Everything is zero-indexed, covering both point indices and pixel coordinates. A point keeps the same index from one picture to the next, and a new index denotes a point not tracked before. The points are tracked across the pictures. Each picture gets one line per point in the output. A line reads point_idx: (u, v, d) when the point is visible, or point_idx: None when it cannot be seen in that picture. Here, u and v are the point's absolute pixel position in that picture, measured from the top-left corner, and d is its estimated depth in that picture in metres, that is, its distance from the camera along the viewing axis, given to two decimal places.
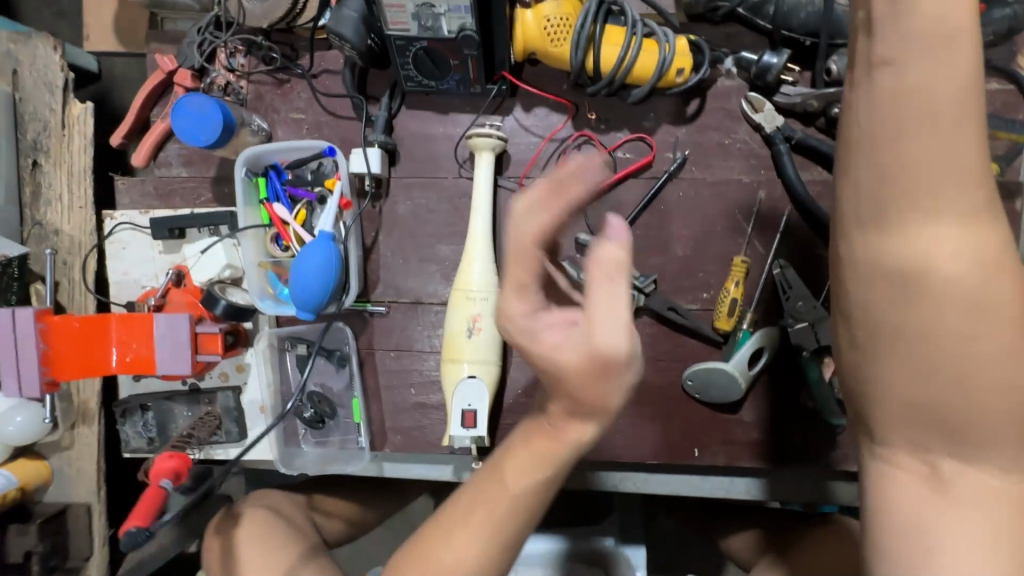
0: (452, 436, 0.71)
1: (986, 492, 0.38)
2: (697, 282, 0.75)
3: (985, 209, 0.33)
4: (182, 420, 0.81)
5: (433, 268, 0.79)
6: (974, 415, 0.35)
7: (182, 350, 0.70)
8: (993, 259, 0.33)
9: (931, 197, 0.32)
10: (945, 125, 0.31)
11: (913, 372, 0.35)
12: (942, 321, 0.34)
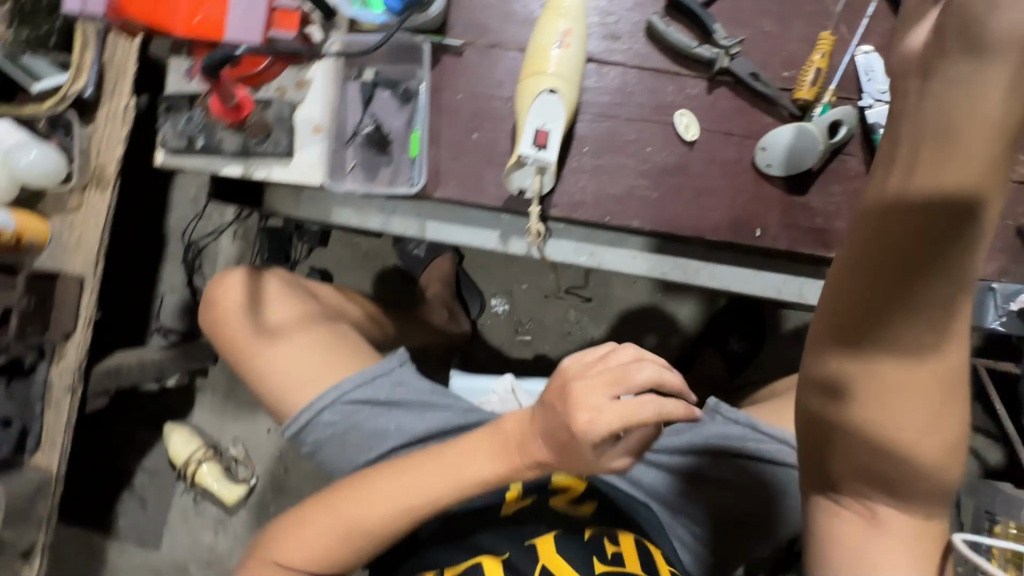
0: (522, 153, 0.69)
1: (912, 544, 0.52)
2: (780, 59, 0.75)
3: (943, 397, 0.46)
4: (224, 129, 0.76)
5: (502, 19, 0.78)
6: (914, 484, 0.49)
7: (255, 18, 0.68)
8: (938, 428, 0.46)
9: (896, 409, 0.46)
10: (906, 379, 0.44)
11: (869, 460, 0.48)
12: (906, 442, 0.46)
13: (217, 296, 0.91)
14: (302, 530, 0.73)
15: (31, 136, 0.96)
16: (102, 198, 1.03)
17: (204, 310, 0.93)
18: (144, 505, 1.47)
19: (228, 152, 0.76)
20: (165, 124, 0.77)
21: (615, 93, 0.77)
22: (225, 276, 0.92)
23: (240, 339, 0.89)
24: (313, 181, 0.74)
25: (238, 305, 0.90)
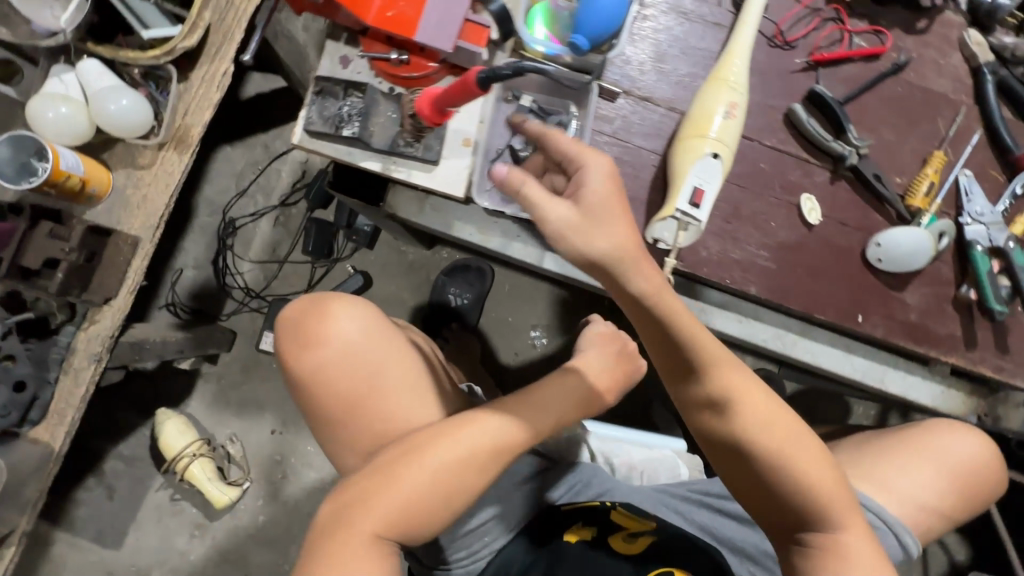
0: (678, 209, 0.72)
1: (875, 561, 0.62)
2: (895, 166, 0.83)
3: (783, 435, 0.63)
4: (377, 123, 0.74)
5: (655, 77, 0.81)
6: (829, 521, 0.62)
7: (450, 27, 0.68)
8: (798, 462, 0.63)
9: (757, 448, 0.63)
10: (748, 415, 0.63)
11: (779, 502, 0.63)
12: (784, 480, 0.62)
13: (314, 329, 0.75)
14: (388, 480, 0.61)
15: (121, 83, 0.89)
16: (178, 159, 0.95)
17: (295, 355, 0.75)
18: (111, 495, 1.32)
19: (376, 147, 0.74)
20: (313, 104, 0.75)
21: (747, 166, 0.82)
22: (324, 302, 0.76)
23: (365, 385, 0.73)
24: (459, 194, 0.74)
25: (349, 339, 0.74)
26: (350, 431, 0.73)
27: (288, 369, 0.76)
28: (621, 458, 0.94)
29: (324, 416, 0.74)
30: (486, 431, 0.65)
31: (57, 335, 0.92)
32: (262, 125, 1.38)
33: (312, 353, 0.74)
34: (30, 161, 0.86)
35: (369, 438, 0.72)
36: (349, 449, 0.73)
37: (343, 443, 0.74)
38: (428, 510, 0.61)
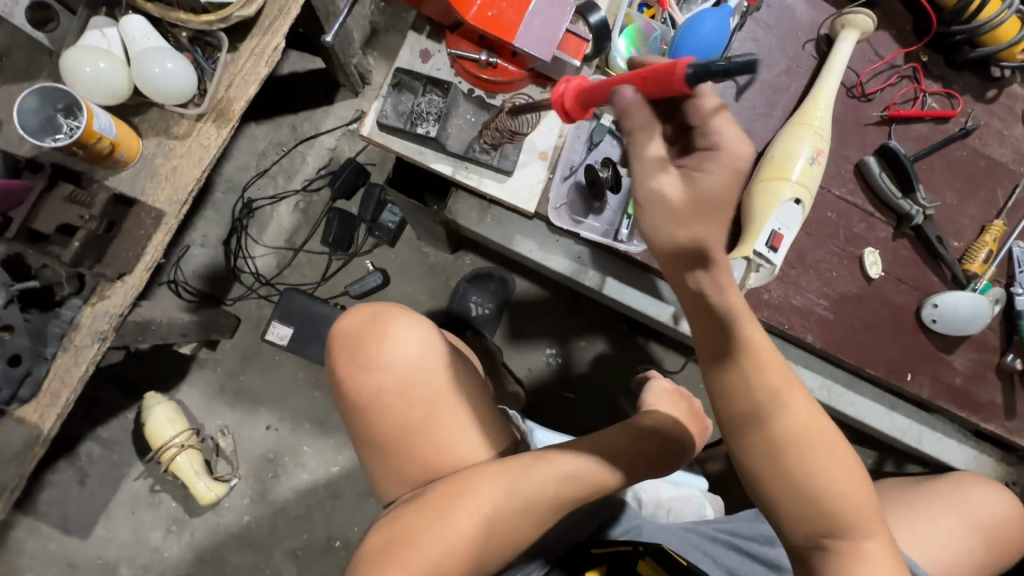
0: (755, 250, 0.71)
1: None
2: (953, 229, 0.83)
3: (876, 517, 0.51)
4: (455, 126, 0.71)
5: (735, 114, 0.80)
6: None
7: (550, 37, 0.66)
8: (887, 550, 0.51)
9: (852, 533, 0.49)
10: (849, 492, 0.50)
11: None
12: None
13: (375, 349, 0.73)
14: (434, 525, 0.62)
15: (167, 46, 0.83)
16: (215, 133, 0.88)
17: (352, 373, 0.74)
18: (84, 479, 1.23)
19: (450, 150, 0.70)
20: (389, 97, 0.71)
21: (814, 213, 0.81)
22: (384, 321, 0.75)
23: (422, 415, 0.71)
24: (531, 209, 0.71)
25: (409, 365, 0.73)
26: (396, 458, 0.72)
27: (342, 385, 0.74)
28: (650, 494, 0.91)
29: (373, 439, 0.73)
30: (536, 483, 0.65)
31: (60, 308, 0.84)
32: (292, 105, 1.32)
33: (370, 374, 0.73)
34: (54, 116, 0.80)
35: (416, 468, 0.71)
36: (393, 475, 0.72)
37: (386, 469, 0.72)
38: (471, 559, 0.61)
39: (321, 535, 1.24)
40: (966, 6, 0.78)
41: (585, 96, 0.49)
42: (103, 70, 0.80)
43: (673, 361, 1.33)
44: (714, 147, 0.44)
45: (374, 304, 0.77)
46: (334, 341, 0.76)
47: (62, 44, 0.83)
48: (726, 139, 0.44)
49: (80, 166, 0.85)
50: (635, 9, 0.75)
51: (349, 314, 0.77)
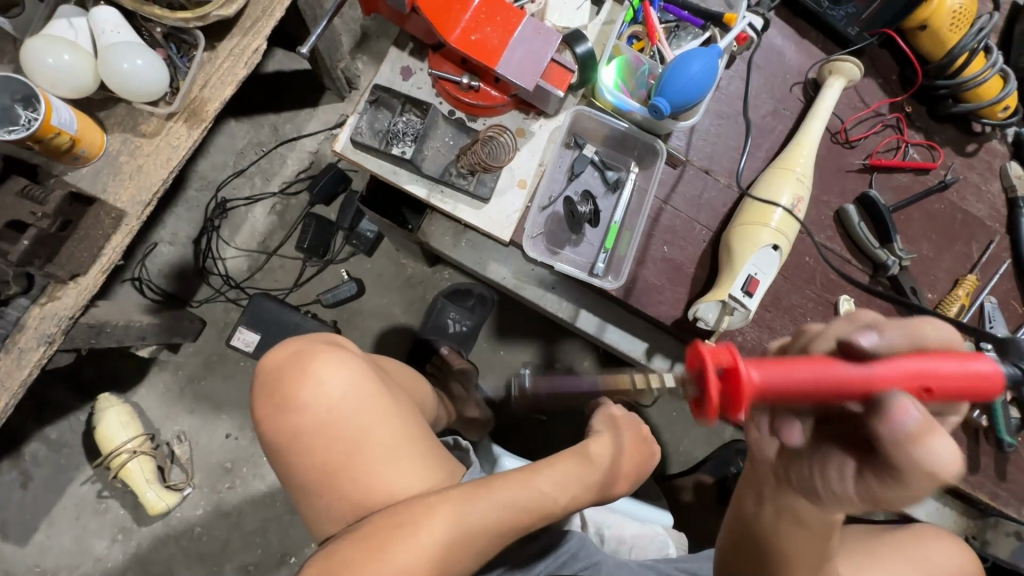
0: (730, 294, 0.69)
1: None
2: (928, 280, 0.83)
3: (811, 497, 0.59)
4: (431, 148, 0.69)
5: (719, 151, 0.79)
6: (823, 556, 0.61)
7: (534, 66, 0.65)
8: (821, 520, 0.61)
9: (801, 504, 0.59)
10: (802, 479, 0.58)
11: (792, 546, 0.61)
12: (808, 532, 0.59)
13: (295, 389, 0.70)
14: (374, 560, 0.58)
15: (139, 41, 0.79)
16: (185, 134, 0.84)
17: (271, 417, 0.70)
18: (27, 481, 1.17)
19: (425, 173, 0.68)
20: (365, 113, 0.69)
21: (793, 257, 0.81)
22: (305, 359, 0.71)
23: (342, 453, 0.68)
24: (506, 238, 0.68)
25: (331, 403, 0.69)
26: (324, 497, 0.68)
27: (262, 429, 0.71)
28: (613, 530, 0.90)
29: (297, 480, 0.70)
30: (474, 513, 0.62)
31: (5, 307, 0.80)
32: (274, 105, 1.28)
33: (290, 413, 0.69)
34: (12, 107, 0.76)
35: (344, 505, 0.68)
36: (322, 514, 0.69)
37: (315, 509, 0.69)
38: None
39: (275, 551, 1.19)
40: (953, 61, 0.79)
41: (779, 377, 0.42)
42: (67, 62, 0.76)
43: (649, 388, 1.33)
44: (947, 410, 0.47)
45: (297, 341, 0.74)
46: (255, 384, 0.73)
47: (28, 32, 0.79)
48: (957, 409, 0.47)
49: (38, 160, 0.81)
50: (625, 41, 0.74)
51: (272, 353, 0.73)
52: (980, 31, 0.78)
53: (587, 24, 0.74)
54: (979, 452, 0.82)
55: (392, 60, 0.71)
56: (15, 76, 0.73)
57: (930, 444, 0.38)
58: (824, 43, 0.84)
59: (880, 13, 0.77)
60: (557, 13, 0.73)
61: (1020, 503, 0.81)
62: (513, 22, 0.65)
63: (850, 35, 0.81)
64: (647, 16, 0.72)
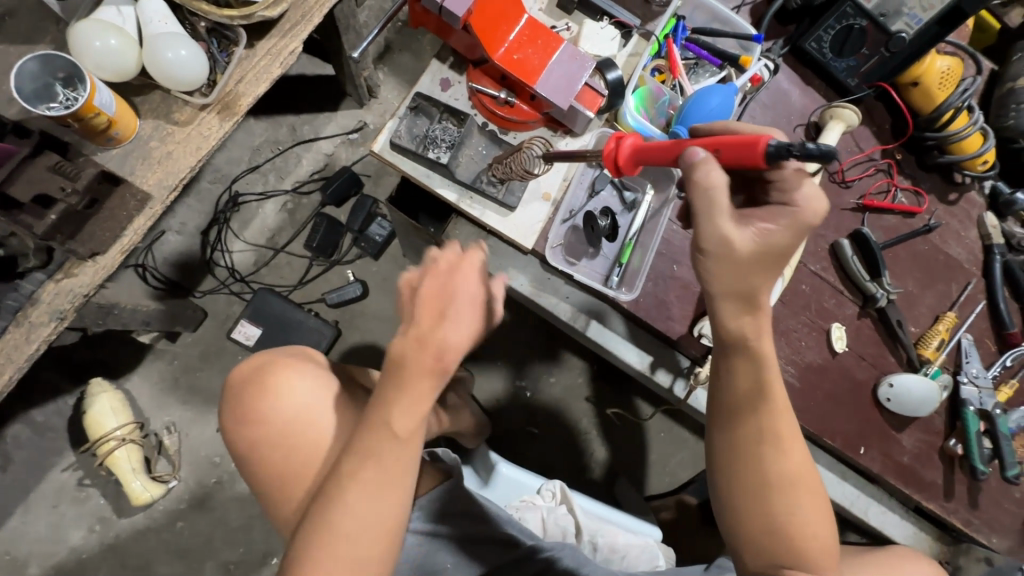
0: None
1: (799, 522, 0.60)
2: (912, 314, 0.89)
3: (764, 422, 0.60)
4: (465, 156, 0.73)
5: None
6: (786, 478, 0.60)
7: (570, 88, 0.70)
8: (767, 436, 0.60)
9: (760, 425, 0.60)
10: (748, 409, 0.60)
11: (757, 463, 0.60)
12: (774, 454, 0.60)
13: (255, 403, 0.68)
14: (326, 542, 0.57)
15: (183, 32, 0.82)
16: (217, 126, 0.86)
17: (234, 428, 0.69)
18: (6, 464, 1.14)
19: (458, 178, 0.72)
20: (404, 118, 0.73)
21: (791, 285, 0.86)
22: (266, 372, 0.69)
23: (298, 465, 0.66)
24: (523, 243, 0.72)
25: (289, 417, 0.68)
26: (284, 506, 0.67)
27: (227, 442, 0.70)
28: (606, 539, 0.91)
29: (263, 491, 0.69)
30: (370, 496, 0.57)
31: (21, 280, 0.80)
32: (295, 105, 1.31)
33: (247, 426, 0.68)
34: (53, 84, 0.78)
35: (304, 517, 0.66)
36: (287, 522, 0.67)
37: (280, 518, 0.68)
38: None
39: (258, 550, 1.17)
40: (940, 116, 0.86)
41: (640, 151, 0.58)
42: (113, 45, 0.78)
43: (640, 409, 1.37)
44: (790, 204, 0.54)
45: (263, 354, 0.73)
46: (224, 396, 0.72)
47: (77, 14, 0.81)
48: (800, 201, 0.53)
49: (70, 138, 0.82)
50: (648, 72, 0.79)
51: (242, 365, 0.73)
52: (966, 91, 0.85)
53: (616, 53, 0.80)
54: (954, 479, 0.87)
55: (434, 73, 0.76)
56: (58, 53, 0.75)
57: (696, 171, 0.51)
58: (826, 91, 0.91)
59: (878, 67, 0.86)
60: (591, 39, 0.79)
61: (989, 529, 0.87)
62: (554, 47, 0.70)
63: (850, 85, 0.88)
64: (670, 52, 0.78)
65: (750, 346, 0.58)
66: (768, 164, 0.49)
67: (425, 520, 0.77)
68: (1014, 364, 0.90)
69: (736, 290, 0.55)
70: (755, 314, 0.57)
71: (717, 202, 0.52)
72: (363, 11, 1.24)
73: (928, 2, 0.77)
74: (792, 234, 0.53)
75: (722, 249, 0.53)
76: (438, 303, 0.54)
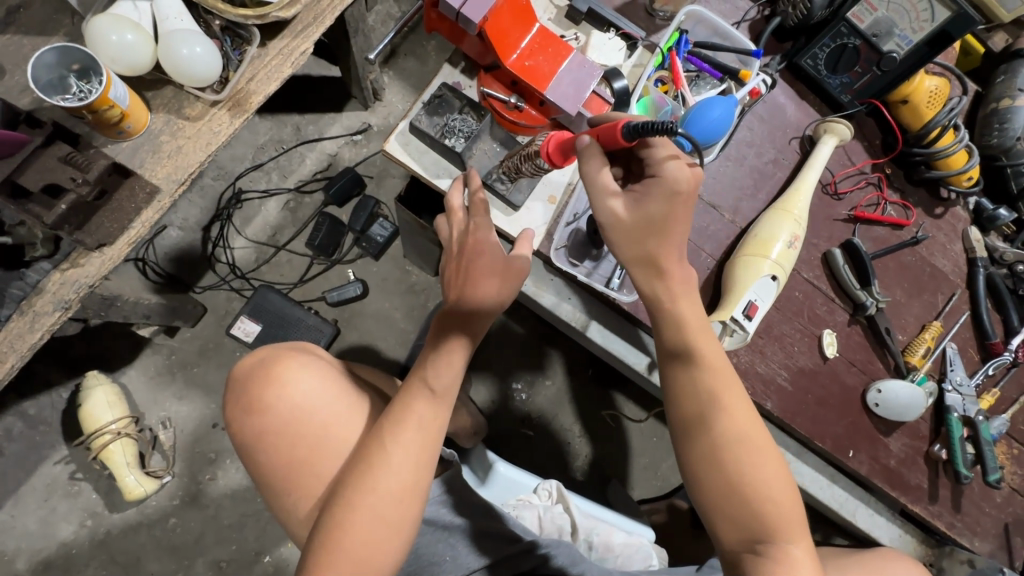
0: (732, 316, 0.80)
1: (761, 488, 0.62)
2: (899, 323, 0.92)
3: (705, 388, 0.64)
4: (480, 148, 0.77)
5: (723, 186, 0.89)
6: (740, 441, 0.63)
7: (579, 94, 0.74)
8: (712, 399, 0.64)
9: (704, 389, 0.64)
10: (695, 377, 0.64)
11: (713, 428, 0.63)
12: (723, 418, 0.63)
13: (261, 394, 0.69)
14: (358, 504, 0.60)
15: (198, 30, 0.83)
16: (228, 122, 0.87)
17: (238, 419, 0.70)
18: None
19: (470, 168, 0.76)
20: (426, 106, 0.77)
21: (784, 291, 0.89)
22: (271, 366, 0.70)
23: (307, 451, 0.67)
24: (517, 236, 0.76)
25: (298, 406, 0.68)
26: (292, 495, 0.67)
27: (232, 433, 0.70)
28: (601, 537, 0.93)
29: (268, 481, 0.69)
30: (410, 452, 0.62)
31: (26, 269, 0.80)
32: (301, 106, 1.33)
33: (254, 416, 0.69)
34: (67, 76, 0.78)
35: (316, 500, 0.66)
36: (293, 512, 0.67)
37: (285, 509, 0.68)
38: (394, 541, 0.61)
39: (251, 548, 1.17)
40: (928, 133, 0.90)
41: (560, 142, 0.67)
42: (127, 40, 0.79)
43: (633, 413, 1.39)
44: (659, 176, 0.62)
45: (266, 348, 0.73)
46: (228, 391, 0.73)
47: (93, 9, 0.82)
48: (666, 172, 0.61)
49: (81, 129, 0.83)
50: (651, 83, 0.82)
51: (244, 361, 0.73)
52: (951, 110, 0.89)
53: (621, 64, 0.83)
54: (938, 483, 0.89)
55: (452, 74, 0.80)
56: (76, 45, 0.76)
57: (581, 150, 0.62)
58: (820, 107, 0.95)
59: (870, 84, 0.89)
60: (596, 46, 0.82)
61: (971, 533, 0.90)
62: (566, 56, 0.74)
63: (843, 101, 0.92)
64: (673, 64, 0.81)
65: (667, 310, 0.64)
66: (628, 141, 0.58)
67: (436, 505, 0.80)
68: (997, 373, 0.94)
69: (637, 255, 0.63)
70: (665, 280, 0.64)
71: (598, 179, 0.63)
72: (371, 15, 1.27)
73: (918, 24, 0.80)
74: (662, 200, 0.61)
75: (609, 219, 0.63)
76: (474, 271, 0.64)
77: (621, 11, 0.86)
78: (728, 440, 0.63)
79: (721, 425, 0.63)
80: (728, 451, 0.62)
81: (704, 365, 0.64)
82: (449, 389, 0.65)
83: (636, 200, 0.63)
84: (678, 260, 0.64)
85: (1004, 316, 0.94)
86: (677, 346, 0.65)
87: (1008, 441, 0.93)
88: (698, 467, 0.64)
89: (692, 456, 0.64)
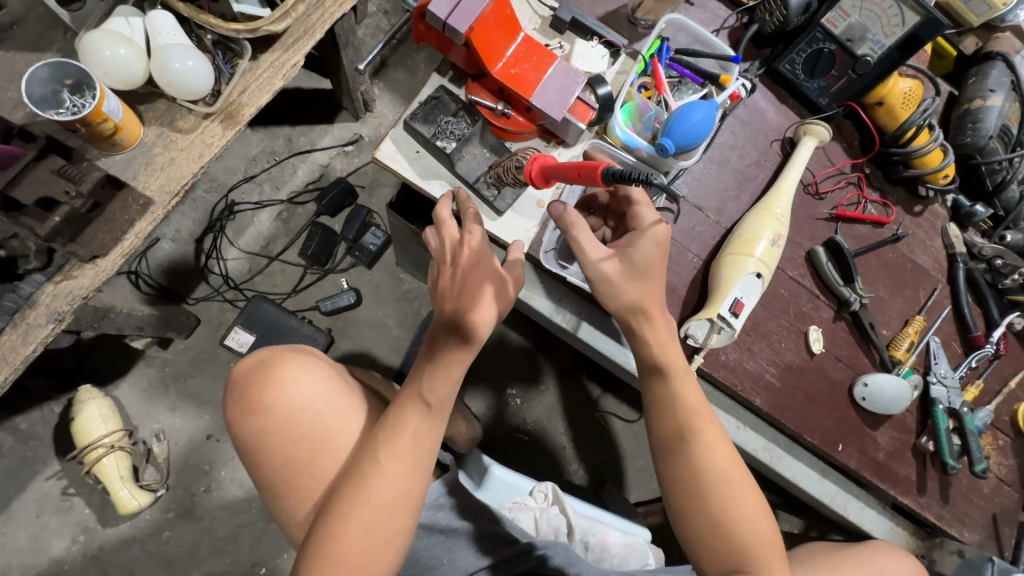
0: (719, 314, 0.81)
1: (739, 522, 0.63)
2: (883, 318, 0.94)
3: (682, 425, 0.66)
4: (470, 152, 0.79)
5: (708, 189, 0.91)
6: (720, 478, 0.64)
7: (564, 100, 0.76)
8: (692, 435, 0.66)
9: (683, 424, 0.66)
10: (675, 413, 0.67)
11: (694, 464, 0.65)
12: (704, 454, 0.65)
13: (259, 395, 0.69)
14: (352, 513, 0.61)
15: (189, 44, 0.85)
16: (220, 134, 0.88)
17: (239, 420, 0.70)
18: None
19: (458, 171, 0.78)
20: (421, 108, 0.79)
21: (770, 288, 0.91)
22: (271, 366, 0.70)
23: (307, 451, 0.68)
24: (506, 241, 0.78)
25: (297, 406, 0.69)
26: (291, 496, 0.68)
27: (232, 433, 0.71)
28: (597, 537, 0.93)
29: (267, 481, 0.69)
30: (404, 462, 0.63)
31: (20, 281, 0.80)
32: (292, 118, 1.35)
33: (254, 417, 0.69)
34: (62, 91, 0.80)
35: (314, 502, 0.67)
36: (292, 512, 0.68)
37: (284, 510, 0.69)
38: (389, 549, 0.62)
39: (246, 560, 1.16)
40: (904, 133, 0.93)
41: (544, 173, 0.70)
42: (121, 55, 0.81)
43: (626, 414, 1.40)
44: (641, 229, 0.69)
45: (265, 349, 0.74)
46: (226, 392, 0.73)
47: (86, 25, 0.84)
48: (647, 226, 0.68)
49: (74, 142, 0.84)
50: (635, 88, 0.85)
51: (243, 362, 0.74)
52: (925, 110, 0.92)
53: (605, 70, 0.86)
54: (926, 473, 0.91)
55: (444, 80, 0.82)
56: (70, 60, 0.77)
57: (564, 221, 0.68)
58: (800, 110, 0.97)
59: (846, 87, 0.92)
60: (579, 53, 0.85)
61: (961, 523, 0.91)
62: (551, 64, 0.77)
63: (821, 104, 0.95)
64: (655, 70, 0.83)
65: (652, 351, 0.68)
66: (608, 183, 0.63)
67: (431, 509, 0.80)
68: (979, 365, 0.96)
69: (623, 304, 0.68)
70: (649, 323, 0.68)
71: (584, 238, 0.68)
72: (361, 28, 1.30)
73: (889, 28, 0.83)
74: (647, 250, 0.67)
75: (597, 278, 0.69)
76: (467, 286, 0.66)
77: (606, 20, 0.89)
78: (710, 475, 0.64)
79: (702, 462, 0.65)
80: (709, 487, 0.64)
81: (683, 400, 0.67)
82: (444, 400, 0.66)
83: (621, 252, 0.69)
84: (660, 304, 0.69)
85: (985, 310, 0.97)
86: (659, 384, 0.68)
87: (992, 431, 0.95)
88: (678, 503, 0.65)
89: (671, 490, 0.66)
